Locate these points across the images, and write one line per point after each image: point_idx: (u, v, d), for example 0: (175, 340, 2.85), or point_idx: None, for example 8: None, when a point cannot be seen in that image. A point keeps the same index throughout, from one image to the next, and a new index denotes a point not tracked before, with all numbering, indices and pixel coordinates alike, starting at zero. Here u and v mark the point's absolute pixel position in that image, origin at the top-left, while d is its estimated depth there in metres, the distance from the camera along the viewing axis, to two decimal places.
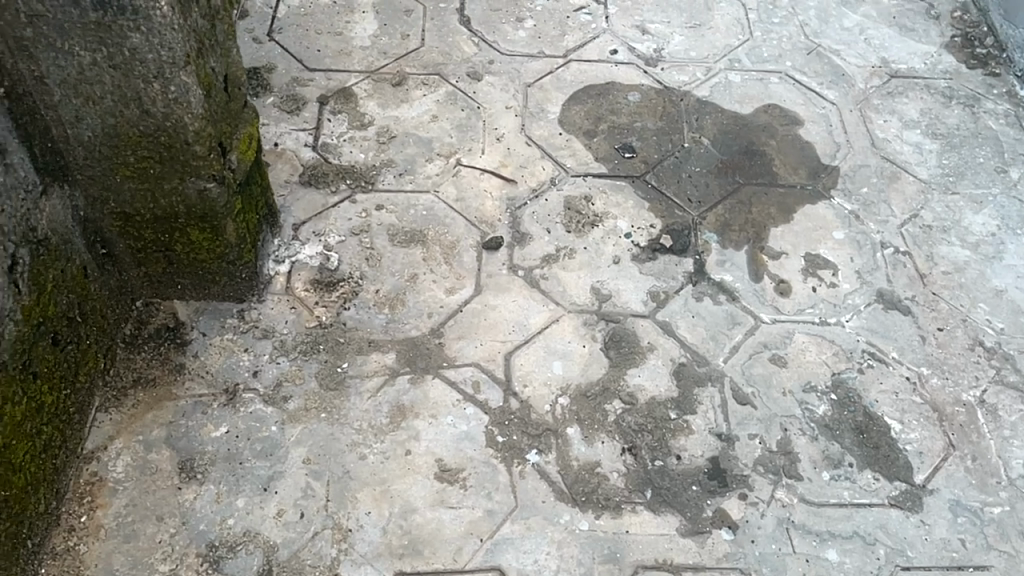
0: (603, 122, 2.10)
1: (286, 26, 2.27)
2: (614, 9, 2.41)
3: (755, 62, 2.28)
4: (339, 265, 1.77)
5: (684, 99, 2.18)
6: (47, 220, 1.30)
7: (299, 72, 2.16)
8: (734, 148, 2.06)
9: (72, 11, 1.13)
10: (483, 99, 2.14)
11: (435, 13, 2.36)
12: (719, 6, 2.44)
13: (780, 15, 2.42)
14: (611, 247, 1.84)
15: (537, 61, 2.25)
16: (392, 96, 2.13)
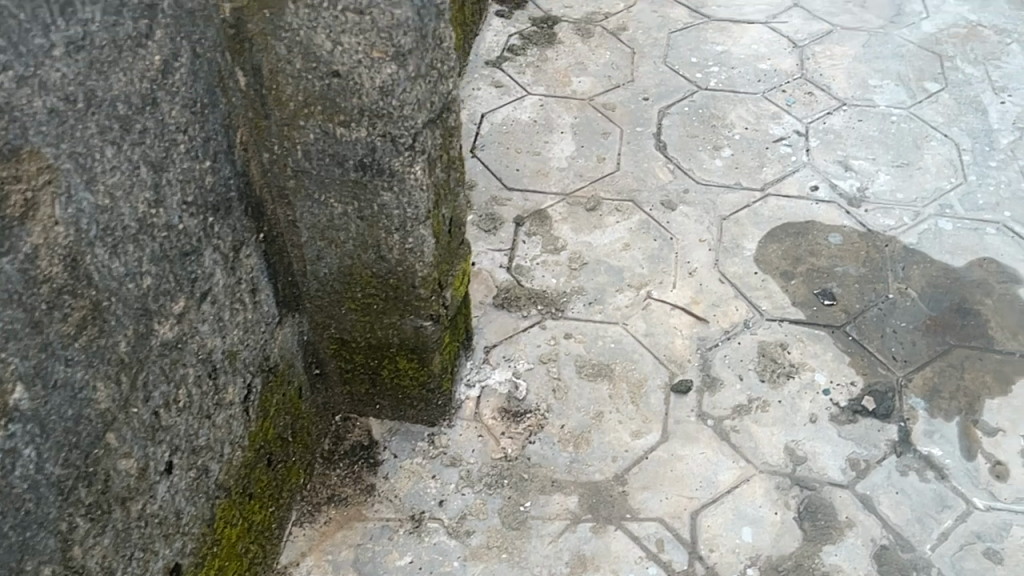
0: (801, 263, 2.04)
1: (488, 143, 2.35)
2: (817, 142, 2.36)
3: (970, 209, 2.16)
4: (526, 395, 1.78)
5: (890, 244, 2.08)
6: (278, 347, 1.39)
7: (497, 191, 2.23)
8: (945, 304, 1.94)
9: (335, 170, 1.23)
10: (677, 230, 2.13)
11: (632, 136, 2.39)
12: (929, 144, 2.35)
13: (998, 158, 2.30)
14: (807, 403, 1.76)
15: (733, 193, 2.22)
16: (586, 221, 2.16)
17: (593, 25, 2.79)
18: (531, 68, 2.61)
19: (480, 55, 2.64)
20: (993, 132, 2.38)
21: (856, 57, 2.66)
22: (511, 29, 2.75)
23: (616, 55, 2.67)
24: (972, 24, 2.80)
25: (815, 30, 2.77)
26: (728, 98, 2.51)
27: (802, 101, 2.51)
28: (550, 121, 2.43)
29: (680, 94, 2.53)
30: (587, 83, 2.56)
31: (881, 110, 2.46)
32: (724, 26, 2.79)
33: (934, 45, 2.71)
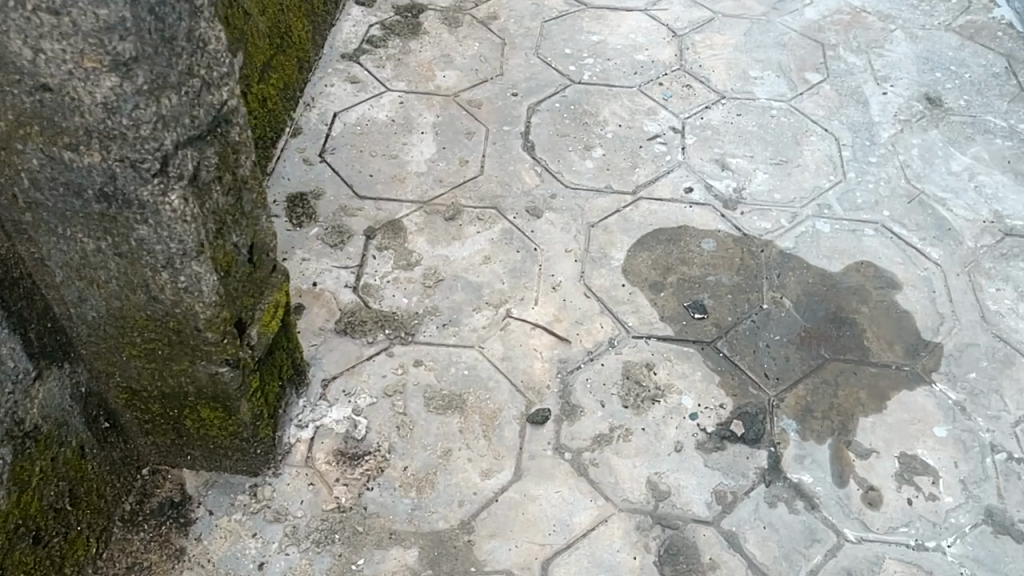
0: (672, 272, 1.92)
1: (339, 146, 2.14)
2: (694, 139, 2.24)
3: (849, 209, 2.06)
4: (366, 434, 1.59)
5: (766, 249, 1.97)
6: (38, 407, 1.19)
7: (347, 200, 2.02)
8: (820, 313, 1.84)
9: (75, 203, 1.03)
10: (542, 240, 1.98)
11: (498, 136, 2.22)
12: (809, 139, 2.24)
13: (879, 153, 2.20)
14: (673, 430, 1.63)
15: (603, 197, 2.09)
16: (443, 231, 1.98)
17: (462, 15, 2.61)
18: (392, 61, 2.41)
19: (336, 48, 2.42)
20: (874, 125, 2.28)
21: (736, 46, 2.54)
22: (372, 18, 2.55)
23: (485, 47, 2.50)
24: (856, 10, 2.69)
25: (696, 18, 2.64)
26: (602, 93, 2.37)
27: (680, 94, 2.37)
28: (410, 120, 2.24)
29: (551, 89, 2.38)
30: (452, 78, 2.39)
31: (761, 103, 2.35)
32: (601, 14, 2.64)
33: (817, 33, 2.59)
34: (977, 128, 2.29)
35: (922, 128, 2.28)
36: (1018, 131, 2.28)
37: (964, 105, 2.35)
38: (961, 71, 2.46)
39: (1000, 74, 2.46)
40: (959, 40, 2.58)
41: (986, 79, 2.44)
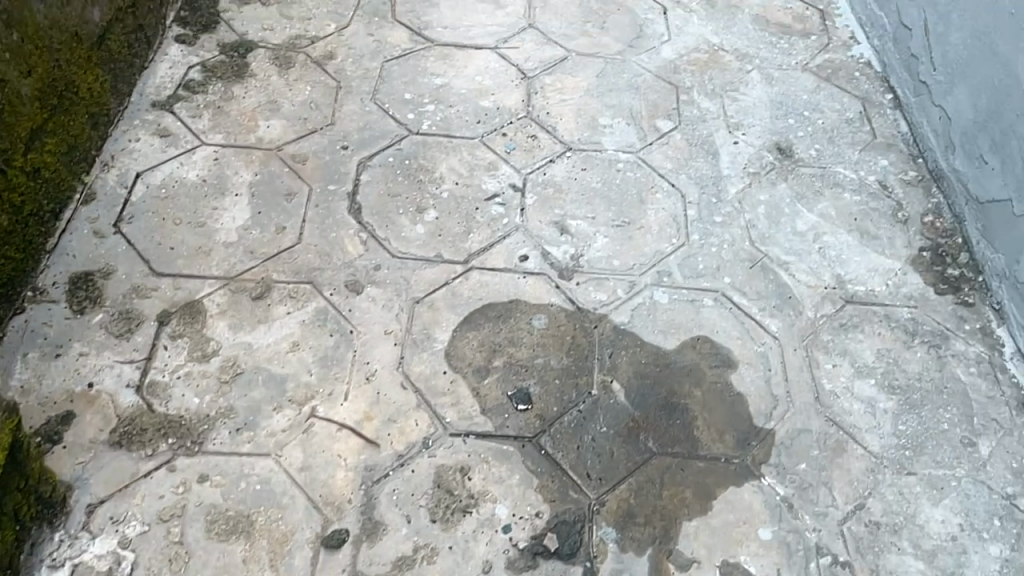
0: (498, 354, 1.79)
1: (138, 213, 1.95)
2: (534, 198, 2.12)
3: (688, 275, 1.98)
4: (132, 571, 1.42)
5: (599, 324, 1.87)
6: None
7: (141, 278, 1.83)
8: (651, 399, 1.74)
9: None
10: (359, 320, 1.82)
11: (322, 197, 2.05)
12: (654, 197, 2.14)
13: (724, 211, 2.12)
14: (482, 546, 1.49)
15: (431, 267, 1.94)
16: (249, 313, 1.80)
17: (295, 53, 2.41)
18: (210, 109, 2.21)
19: (147, 94, 2.20)
20: (722, 179, 2.20)
21: (587, 89, 2.41)
22: (193, 59, 2.33)
23: (317, 91, 2.31)
24: (713, 48, 2.60)
25: (547, 58, 2.50)
26: (439, 145, 2.22)
27: (523, 146, 2.25)
28: (224, 180, 2.05)
29: (386, 141, 2.21)
30: (277, 128, 2.19)
31: (608, 156, 2.24)
32: (448, 52, 2.48)
33: (671, 75, 2.49)
34: (826, 181, 2.21)
35: (770, 182, 2.20)
36: (867, 183, 2.21)
37: (814, 155, 2.28)
38: (814, 117, 2.39)
39: (854, 119, 2.38)
40: (815, 81, 2.50)
41: (839, 125, 2.36)
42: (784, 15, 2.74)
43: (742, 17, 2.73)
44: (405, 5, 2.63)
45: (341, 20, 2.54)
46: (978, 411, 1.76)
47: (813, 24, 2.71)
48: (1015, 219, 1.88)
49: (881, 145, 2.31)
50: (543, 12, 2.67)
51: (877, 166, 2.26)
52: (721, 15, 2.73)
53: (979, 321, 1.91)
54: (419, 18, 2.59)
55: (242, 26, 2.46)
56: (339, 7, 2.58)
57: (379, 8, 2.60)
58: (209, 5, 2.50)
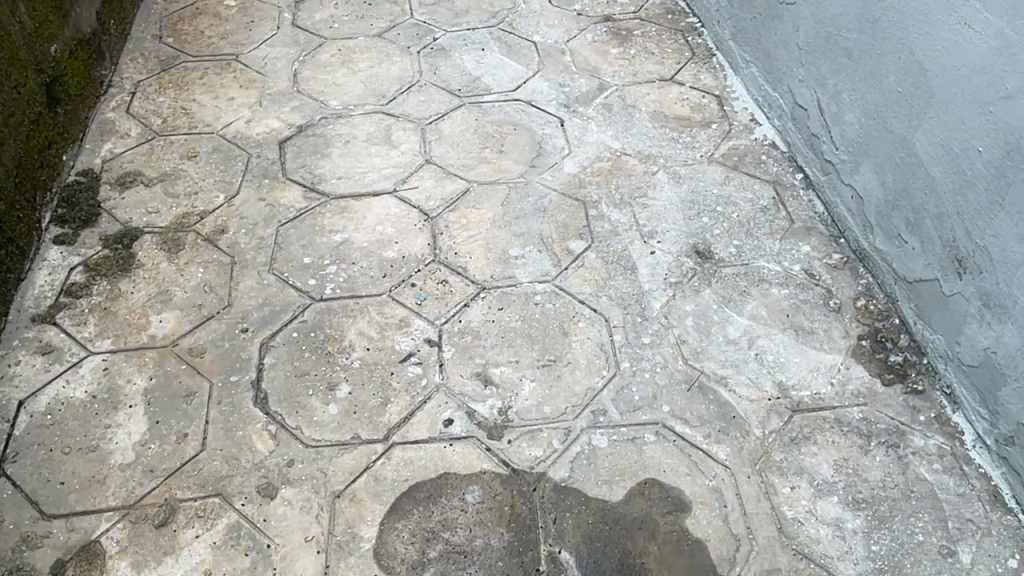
0: (433, 543, 1.63)
1: (23, 448, 1.78)
2: (451, 350, 2.00)
3: (625, 410, 1.84)
4: None
5: (538, 486, 1.72)
6: None
7: (30, 526, 1.65)
8: (604, 565, 1.59)
9: None
10: (277, 531, 1.65)
11: (223, 391, 1.90)
12: (577, 327, 2.03)
13: (652, 330, 2.01)
14: None
15: (349, 452, 1.78)
16: (154, 545, 1.63)
17: (183, 233, 2.29)
18: (96, 313, 2.07)
19: (25, 309, 2.06)
20: (643, 295, 2.09)
21: (494, 221, 2.33)
22: (75, 259, 2.20)
23: (210, 271, 2.19)
24: (616, 154, 2.54)
25: (449, 194, 2.43)
26: (345, 309, 2.09)
27: (434, 294, 2.13)
28: (115, 391, 1.89)
29: (288, 314, 2.08)
30: (171, 321, 2.05)
31: (524, 289, 2.13)
32: (346, 205, 2.40)
33: (576, 189, 2.42)
34: (752, 278, 2.13)
35: (694, 290, 2.11)
36: (793, 274, 2.13)
37: (735, 252, 2.20)
38: (728, 211, 2.32)
39: (769, 207, 2.32)
40: (723, 172, 2.44)
41: (754, 216, 2.30)
42: (680, 107, 2.70)
43: (640, 115, 2.68)
44: (296, 160, 2.55)
45: (230, 188, 2.44)
46: (951, 513, 1.63)
47: (711, 111, 2.67)
48: (947, 298, 1.80)
49: (800, 231, 2.24)
50: (438, 144, 2.60)
51: (801, 253, 2.18)
52: (618, 117, 2.68)
53: (933, 409, 1.80)
54: (311, 172, 2.51)
55: (125, 213, 2.35)
56: (226, 174, 2.49)
57: (269, 169, 2.51)
58: (89, 196, 2.38)
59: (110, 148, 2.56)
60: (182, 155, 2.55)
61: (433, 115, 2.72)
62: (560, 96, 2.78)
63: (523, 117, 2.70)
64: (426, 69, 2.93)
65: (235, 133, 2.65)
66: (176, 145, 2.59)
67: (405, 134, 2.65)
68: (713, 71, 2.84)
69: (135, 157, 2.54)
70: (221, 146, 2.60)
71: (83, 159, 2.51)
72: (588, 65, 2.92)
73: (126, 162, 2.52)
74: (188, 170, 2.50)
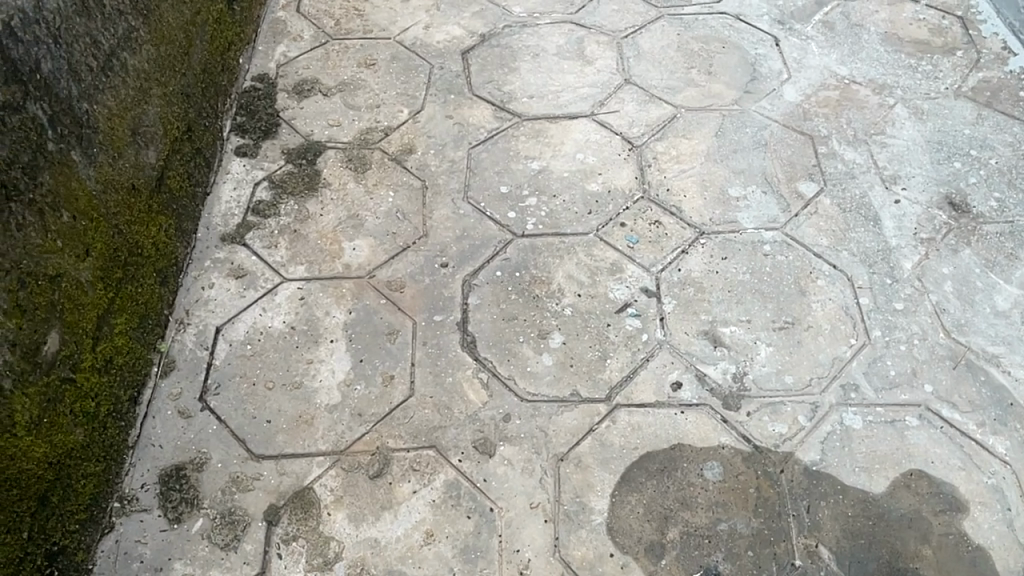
0: (671, 522, 1.47)
1: (225, 380, 1.68)
2: (673, 303, 1.79)
3: (880, 387, 1.63)
4: None
5: (785, 468, 1.53)
6: None
7: (240, 465, 1.56)
8: (871, 566, 1.41)
9: None
10: (498, 493, 1.51)
11: (428, 332, 1.75)
12: (817, 286, 1.79)
13: (905, 294, 1.77)
14: None
15: (570, 411, 1.62)
16: (369, 498, 1.52)
17: (369, 151, 2.12)
18: (286, 235, 1.93)
19: (214, 227, 1.93)
20: (892, 252, 1.85)
21: (708, 154, 2.07)
22: (258, 174, 2.06)
23: (401, 196, 2.02)
24: (843, 82, 2.23)
25: (654, 119, 2.16)
26: (550, 248, 1.90)
27: (647, 236, 1.91)
28: (314, 323, 1.77)
29: (489, 250, 1.90)
30: (365, 250, 1.91)
31: (749, 236, 1.90)
32: (541, 128, 2.16)
33: (802, 121, 2.13)
34: (1019, 239, 1.85)
35: (951, 249, 1.84)
36: None
37: (996, 207, 1.91)
38: (984, 156, 2.01)
39: None
40: (975, 110, 2.12)
41: (1017, 164, 1.99)
42: (918, 29, 2.35)
43: (869, 36, 2.35)
44: (481, 74, 2.31)
45: (413, 103, 2.23)
46: None
47: (955, 35, 2.32)
48: None
49: None
50: (638, 61, 2.32)
51: None
52: (842, 38, 2.35)
53: None
54: (500, 88, 2.27)
55: (306, 125, 2.18)
56: (408, 87, 2.27)
57: (453, 82, 2.28)
58: (266, 105, 2.21)
59: (284, 51, 2.37)
60: (359, 63, 2.34)
61: (629, 27, 2.42)
62: (773, 10, 2.45)
63: (732, 34, 2.38)
64: None
65: (413, 40, 2.41)
66: (353, 51, 2.38)
67: (599, 48, 2.36)
68: None
69: (311, 63, 2.34)
70: (400, 54, 2.37)
71: (258, 63, 2.33)
72: None
73: (302, 68, 2.33)
74: (367, 80, 2.29)
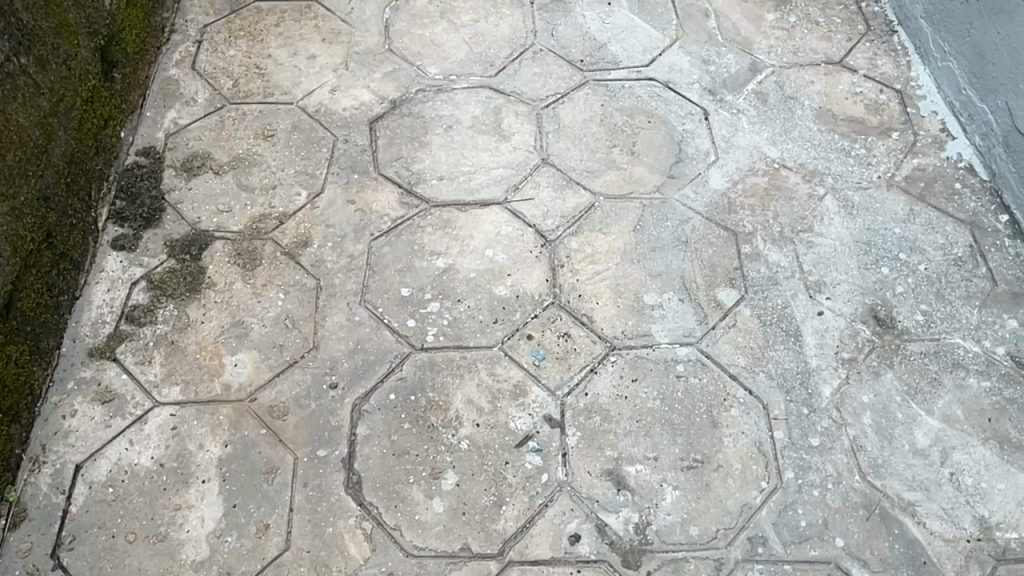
0: None
1: (81, 531, 1.53)
2: (577, 434, 1.67)
3: (789, 541, 1.53)
4: None
5: None
6: None
7: None
8: None
9: None
10: None
11: (310, 471, 1.61)
12: (730, 416, 1.68)
13: (822, 427, 1.67)
14: None
15: (458, 570, 1.50)
16: None
17: (261, 243, 1.95)
18: (162, 348, 1.77)
19: (81, 339, 1.77)
20: (811, 375, 1.74)
21: (625, 253, 1.95)
22: (136, 271, 1.88)
23: (292, 298, 1.86)
24: (772, 166, 2.10)
25: (569, 209, 2.03)
26: (450, 365, 1.76)
27: (555, 351, 1.78)
28: (185, 459, 1.62)
29: (384, 367, 1.75)
30: (247, 367, 1.75)
31: (662, 353, 1.78)
32: (449, 217, 2.01)
33: (726, 214, 2.01)
34: (943, 361, 1.75)
35: (872, 371, 1.74)
36: (996, 361, 1.75)
37: (922, 322, 1.81)
38: (913, 261, 1.91)
39: (964, 259, 1.90)
40: (907, 203, 2.01)
41: (946, 270, 1.89)
42: (853, 105, 2.22)
43: (801, 111, 2.22)
44: (389, 150, 2.15)
45: (313, 184, 2.07)
46: None
47: (891, 112, 2.20)
48: None
49: (1005, 297, 1.84)
50: (557, 138, 2.18)
51: (1005, 329, 1.79)
52: (774, 113, 2.22)
53: None
54: (408, 168, 2.11)
55: (193, 210, 2.00)
56: (309, 164, 2.10)
57: (358, 159, 2.12)
58: (150, 185, 2.03)
59: (175, 117, 2.18)
60: (256, 134, 2.16)
61: (551, 95, 2.27)
62: (704, 78, 2.31)
63: (659, 106, 2.24)
64: (542, 27, 2.45)
65: (318, 106, 2.23)
66: (250, 118, 2.19)
67: (517, 121, 2.21)
68: (893, 55, 2.33)
69: (204, 133, 2.16)
70: (302, 123, 2.19)
71: (144, 132, 2.13)
72: (737, 35, 2.42)
73: (193, 139, 2.14)
74: (264, 155, 2.12)
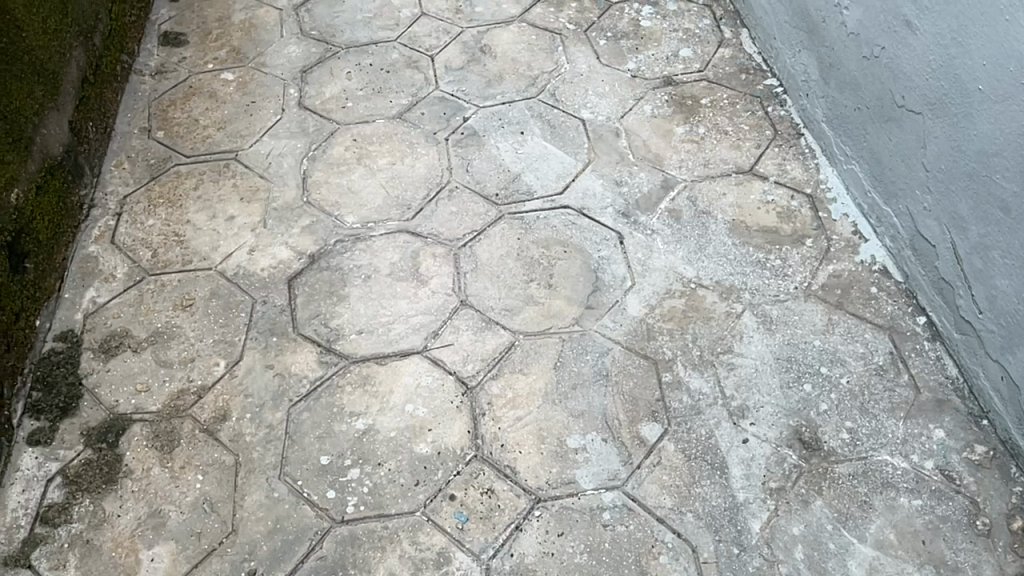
0: None
1: None
2: None
3: None
4: None
5: None
6: None
7: None
8: None
9: None
10: None
11: None
12: (659, 564, 1.64)
13: (753, 567, 1.62)
14: None
15: None
16: None
17: (179, 421, 1.93)
18: (77, 548, 1.73)
19: None
20: (740, 510, 1.70)
21: (547, 393, 1.93)
22: (52, 466, 1.86)
23: (210, 478, 1.83)
24: (689, 286, 2.10)
25: (489, 352, 2.02)
26: (371, 537, 1.72)
27: (478, 511, 1.74)
28: None
29: (304, 546, 1.71)
30: (164, 560, 1.71)
31: (587, 500, 1.74)
32: (368, 373, 2.00)
33: (646, 342, 2.00)
34: (872, 482, 1.71)
35: (801, 500, 1.70)
36: (925, 475, 1.72)
37: (848, 440, 1.78)
38: (835, 374, 1.89)
39: (886, 367, 1.89)
40: (825, 313, 2.01)
41: (868, 381, 1.87)
42: (766, 214, 2.24)
43: (715, 226, 2.23)
44: (307, 307, 2.15)
45: (231, 352, 2.06)
46: None
47: (804, 219, 2.21)
48: None
49: (929, 406, 1.82)
50: (475, 278, 2.18)
51: (932, 440, 1.77)
52: (689, 229, 2.24)
53: None
54: (327, 325, 2.10)
55: (110, 392, 1.99)
56: (227, 331, 2.10)
57: (277, 320, 2.12)
58: (66, 371, 2.02)
59: (94, 295, 2.19)
60: (174, 305, 2.16)
61: (467, 234, 2.29)
62: (618, 200, 2.33)
63: (575, 234, 2.26)
64: (457, 164, 2.48)
65: (236, 269, 2.24)
66: (169, 288, 2.20)
67: (435, 263, 2.22)
68: (802, 158, 2.36)
69: (122, 309, 2.16)
70: (220, 288, 2.20)
71: (62, 316, 2.14)
72: (649, 151, 2.45)
73: (112, 316, 2.14)
74: (183, 327, 2.11)
